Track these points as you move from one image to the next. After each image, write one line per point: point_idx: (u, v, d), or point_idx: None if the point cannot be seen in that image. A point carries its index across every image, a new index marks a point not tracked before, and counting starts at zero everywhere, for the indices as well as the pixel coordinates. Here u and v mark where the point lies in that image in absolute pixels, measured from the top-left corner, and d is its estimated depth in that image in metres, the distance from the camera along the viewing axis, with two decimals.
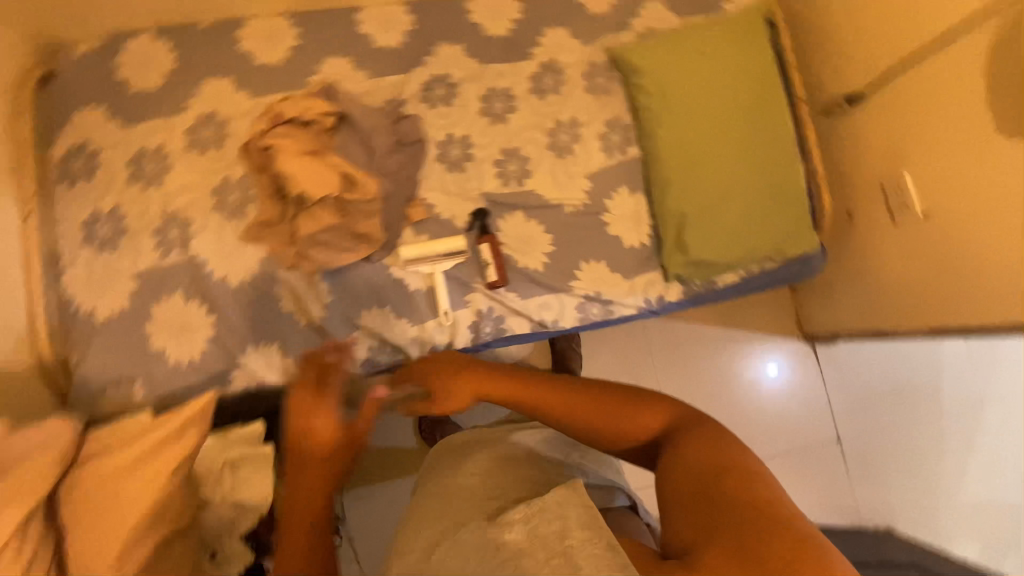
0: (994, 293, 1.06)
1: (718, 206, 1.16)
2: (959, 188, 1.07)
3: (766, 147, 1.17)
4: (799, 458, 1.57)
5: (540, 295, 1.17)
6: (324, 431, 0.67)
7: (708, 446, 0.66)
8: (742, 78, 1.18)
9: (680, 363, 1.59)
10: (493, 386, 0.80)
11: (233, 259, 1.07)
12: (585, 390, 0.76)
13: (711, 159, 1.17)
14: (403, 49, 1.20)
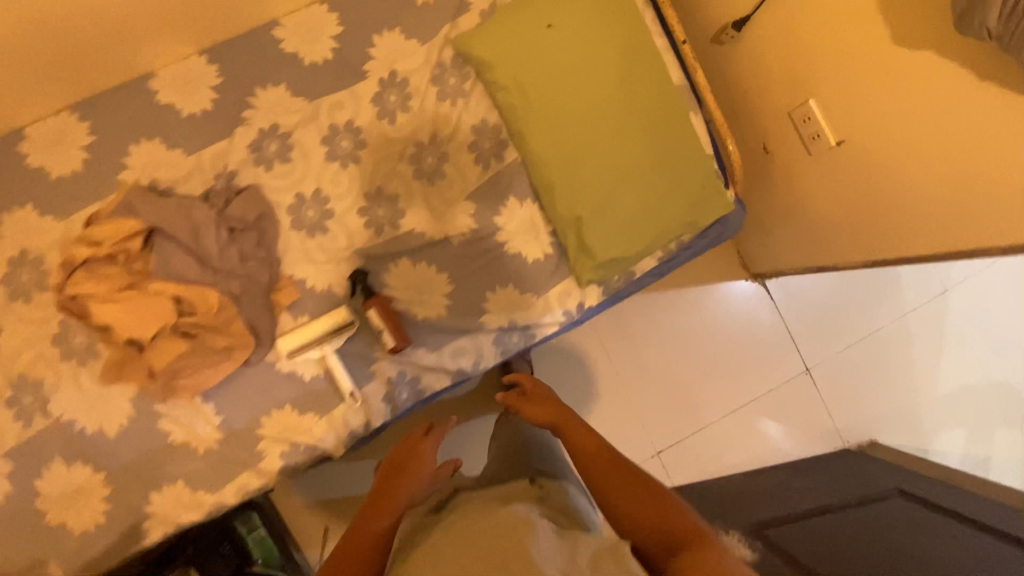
0: (926, 217, 0.96)
1: (615, 194, 1.04)
2: (872, 102, 0.93)
3: (644, 118, 1.04)
4: (776, 402, 1.52)
5: (450, 343, 1.06)
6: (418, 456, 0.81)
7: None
8: (598, 45, 1.03)
9: (639, 340, 1.50)
10: (569, 425, 0.82)
11: (102, 404, 0.96)
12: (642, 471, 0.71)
13: (595, 146, 1.03)
14: (215, 109, 1.02)
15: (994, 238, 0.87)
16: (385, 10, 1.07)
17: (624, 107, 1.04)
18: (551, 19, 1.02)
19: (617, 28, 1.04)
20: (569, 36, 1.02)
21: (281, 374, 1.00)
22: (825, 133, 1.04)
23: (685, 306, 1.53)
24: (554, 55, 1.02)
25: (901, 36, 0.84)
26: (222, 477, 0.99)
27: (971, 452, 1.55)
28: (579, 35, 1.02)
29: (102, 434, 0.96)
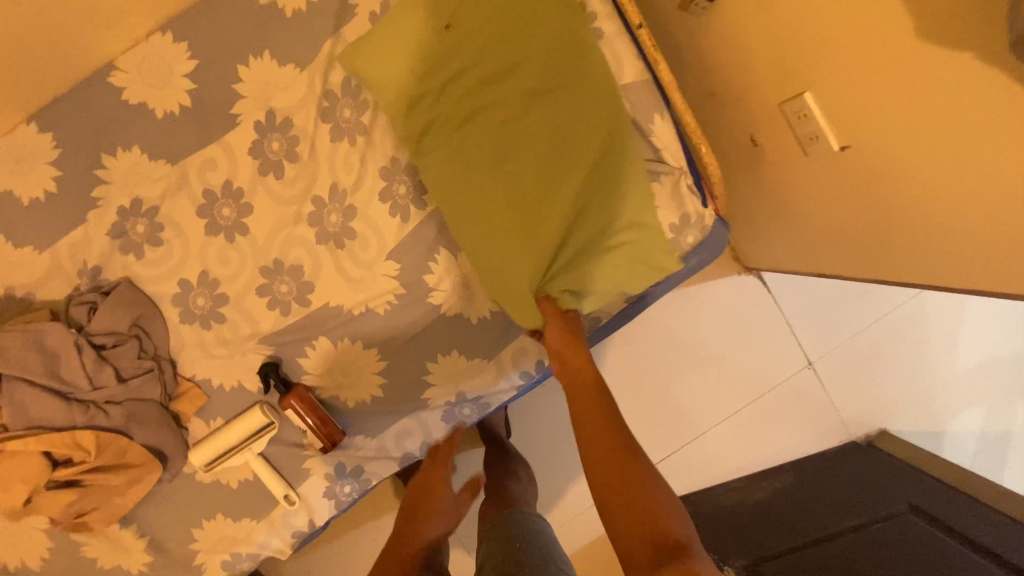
0: (952, 246, 0.75)
1: (548, 225, 0.80)
2: (885, 105, 0.69)
3: (579, 121, 0.80)
4: (777, 401, 1.39)
5: (391, 427, 0.92)
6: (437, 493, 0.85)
7: None
8: (514, 41, 0.80)
9: (624, 351, 1.39)
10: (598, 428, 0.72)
11: (15, 538, 0.88)
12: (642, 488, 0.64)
13: (507, 173, 0.81)
14: (60, 189, 0.83)
15: None
16: (246, 30, 0.83)
17: (552, 110, 0.80)
18: (453, 17, 0.81)
19: (540, 18, 0.81)
20: (475, 34, 0.81)
21: (203, 485, 0.89)
22: (825, 135, 0.81)
23: (670, 306, 1.38)
24: (459, 61, 0.81)
25: (923, 27, 0.59)
26: None
27: (992, 431, 1.42)
28: (489, 31, 0.80)
29: (22, 571, 0.88)
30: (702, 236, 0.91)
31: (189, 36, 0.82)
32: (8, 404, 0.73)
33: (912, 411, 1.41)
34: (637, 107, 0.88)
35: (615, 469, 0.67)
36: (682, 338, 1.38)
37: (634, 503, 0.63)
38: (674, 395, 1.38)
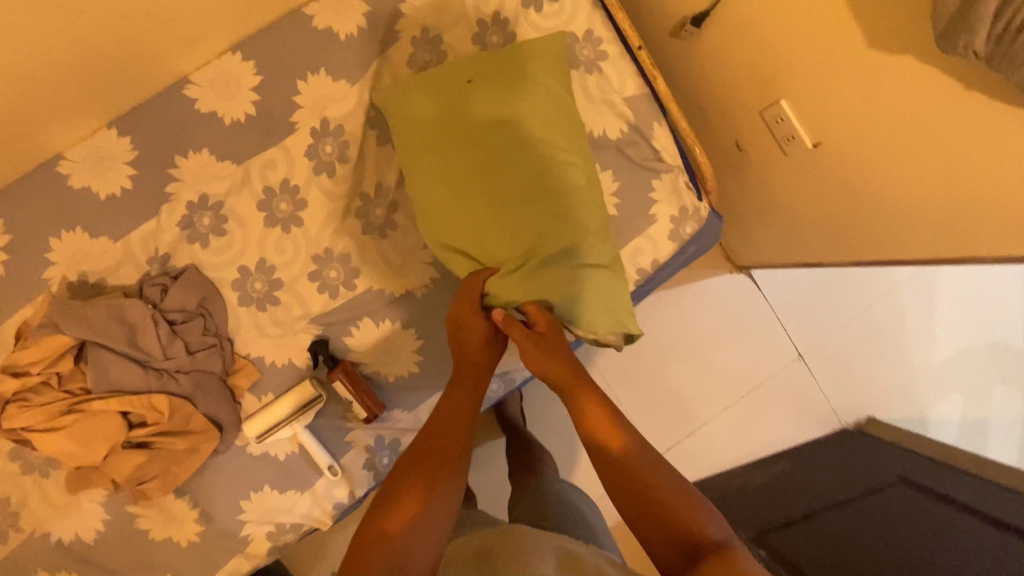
0: (912, 220, 0.89)
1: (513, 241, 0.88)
2: (848, 104, 0.84)
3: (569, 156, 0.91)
4: (771, 391, 1.50)
5: (427, 401, 1.01)
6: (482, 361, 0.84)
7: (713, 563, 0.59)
8: (531, 84, 0.92)
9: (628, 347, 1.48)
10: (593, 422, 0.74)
11: (74, 511, 0.93)
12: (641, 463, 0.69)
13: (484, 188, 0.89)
14: (136, 186, 0.94)
15: (988, 245, 0.80)
16: (306, 50, 0.96)
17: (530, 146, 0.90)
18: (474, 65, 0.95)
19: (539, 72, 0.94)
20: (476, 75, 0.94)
21: (252, 458, 0.96)
22: (800, 134, 0.96)
23: (670, 305, 1.49)
24: (471, 98, 0.92)
25: (873, 38, 0.75)
26: (209, 567, 0.96)
27: (971, 417, 1.53)
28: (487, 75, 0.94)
29: (78, 544, 0.93)
30: (698, 226, 1.05)
31: (256, 55, 0.95)
32: (92, 369, 0.81)
33: (898, 400, 1.51)
34: (639, 115, 1.03)
35: (642, 479, 0.68)
36: (681, 334, 1.49)
37: (665, 507, 0.65)
38: (677, 387, 1.48)
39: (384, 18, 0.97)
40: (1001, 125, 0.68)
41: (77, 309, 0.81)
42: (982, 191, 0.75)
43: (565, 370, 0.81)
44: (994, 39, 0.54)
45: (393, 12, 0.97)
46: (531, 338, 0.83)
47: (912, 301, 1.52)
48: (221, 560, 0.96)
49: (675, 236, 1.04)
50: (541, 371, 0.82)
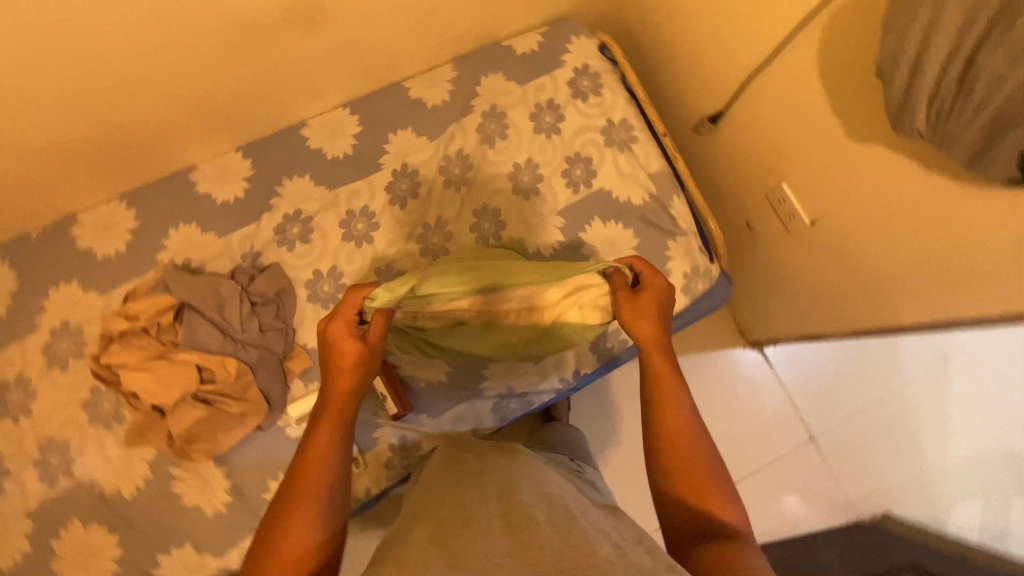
0: (898, 288, 1.01)
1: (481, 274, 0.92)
2: (837, 186, 1.01)
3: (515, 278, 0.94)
4: (782, 472, 1.51)
5: (452, 409, 1.12)
6: (348, 362, 0.77)
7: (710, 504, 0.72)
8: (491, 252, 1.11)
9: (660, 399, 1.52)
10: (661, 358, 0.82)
11: (123, 467, 1.01)
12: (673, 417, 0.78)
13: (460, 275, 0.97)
14: (246, 196, 1.15)
15: (965, 311, 0.92)
16: (399, 110, 1.21)
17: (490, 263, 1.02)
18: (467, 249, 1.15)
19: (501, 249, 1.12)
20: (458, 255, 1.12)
21: (290, 440, 1.04)
22: (800, 212, 1.12)
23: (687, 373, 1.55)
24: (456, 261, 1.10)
25: (853, 132, 0.93)
26: (227, 541, 1.01)
27: (991, 527, 1.49)
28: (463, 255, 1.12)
29: (117, 498, 1.00)
30: (709, 284, 1.18)
31: (360, 111, 1.21)
32: (184, 326, 0.97)
33: (911, 497, 1.51)
34: (662, 187, 1.21)
35: (688, 470, 0.75)
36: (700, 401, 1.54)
37: (700, 492, 0.73)
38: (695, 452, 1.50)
39: (463, 95, 1.23)
40: (955, 200, 0.82)
41: (186, 278, 1.00)
42: (951, 257, 0.88)
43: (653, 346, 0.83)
44: (933, 118, 0.70)
45: (470, 92, 1.24)
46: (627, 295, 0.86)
47: (924, 399, 1.56)
48: (240, 535, 1.02)
49: (688, 291, 1.18)
50: (634, 330, 0.84)
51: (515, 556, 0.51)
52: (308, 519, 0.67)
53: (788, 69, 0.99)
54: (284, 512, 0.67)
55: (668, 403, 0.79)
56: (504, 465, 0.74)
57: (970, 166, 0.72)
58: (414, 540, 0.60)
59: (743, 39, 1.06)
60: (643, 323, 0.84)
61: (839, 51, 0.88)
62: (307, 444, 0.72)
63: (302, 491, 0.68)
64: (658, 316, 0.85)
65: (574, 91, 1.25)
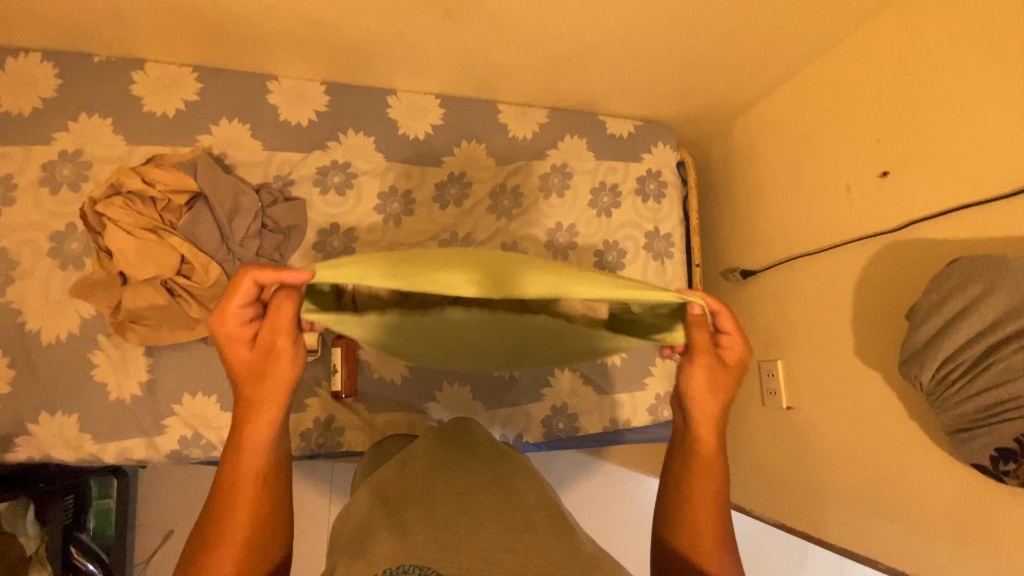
0: (834, 507, 1.04)
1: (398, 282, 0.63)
2: (824, 388, 1.06)
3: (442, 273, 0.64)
4: None
5: (389, 411, 1.10)
6: (263, 356, 0.62)
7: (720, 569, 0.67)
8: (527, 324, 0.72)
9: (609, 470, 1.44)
10: (719, 415, 0.73)
11: (57, 312, 0.96)
12: (711, 473, 0.72)
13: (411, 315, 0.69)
14: (309, 126, 1.15)
15: (884, 554, 0.95)
16: (482, 124, 1.25)
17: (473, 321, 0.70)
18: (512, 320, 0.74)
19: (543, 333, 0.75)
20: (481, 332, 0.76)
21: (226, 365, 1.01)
22: (780, 393, 1.16)
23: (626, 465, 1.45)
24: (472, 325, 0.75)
25: (859, 352, 0.98)
26: (115, 431, 0.96)
27: None
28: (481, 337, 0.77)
29: (33, 338, 0.95)
30: (673, 414, 1.22)
31: (449, 108, 1.24)
32: (190, 214, 0.96)
33: None
34: None
35: (702, 547, 0.68)
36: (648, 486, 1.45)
37: (700, 553, 0.68)
38: (633, 531, 1.43)
39: (544, 142, 1.28)
40: (922, 457, 0.87)
41: (217, 173, 0.98)
42: (892, 504, 0.92)
43: (714, 423, 0.74)
44: (936, 378, 0.76)
45: (551, 143, 1.28)
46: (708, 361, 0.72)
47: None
48: (131, 432, 0.96)
49: (652, 412, 1.20)
50: (691, 387, 0.73)
51: (521, 553, 0.47)
52: (236, 563, 0.57)
53: (830, 268, 1.05)
54: (205, 574, 0.56)
55: (711, 480, 0.72)
56: (493, 461, 0.64)
57: (948, 434, 0.78)
58: (415, 515, 0.53)
59: (805, 222, 1.12)
60: (714, 390, 0.73)
61: (880, 277, 0.95)
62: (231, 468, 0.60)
63: (225, 534, 0.58)
64: (711, 378, 0.73)
65: (639, 189, 1.30)
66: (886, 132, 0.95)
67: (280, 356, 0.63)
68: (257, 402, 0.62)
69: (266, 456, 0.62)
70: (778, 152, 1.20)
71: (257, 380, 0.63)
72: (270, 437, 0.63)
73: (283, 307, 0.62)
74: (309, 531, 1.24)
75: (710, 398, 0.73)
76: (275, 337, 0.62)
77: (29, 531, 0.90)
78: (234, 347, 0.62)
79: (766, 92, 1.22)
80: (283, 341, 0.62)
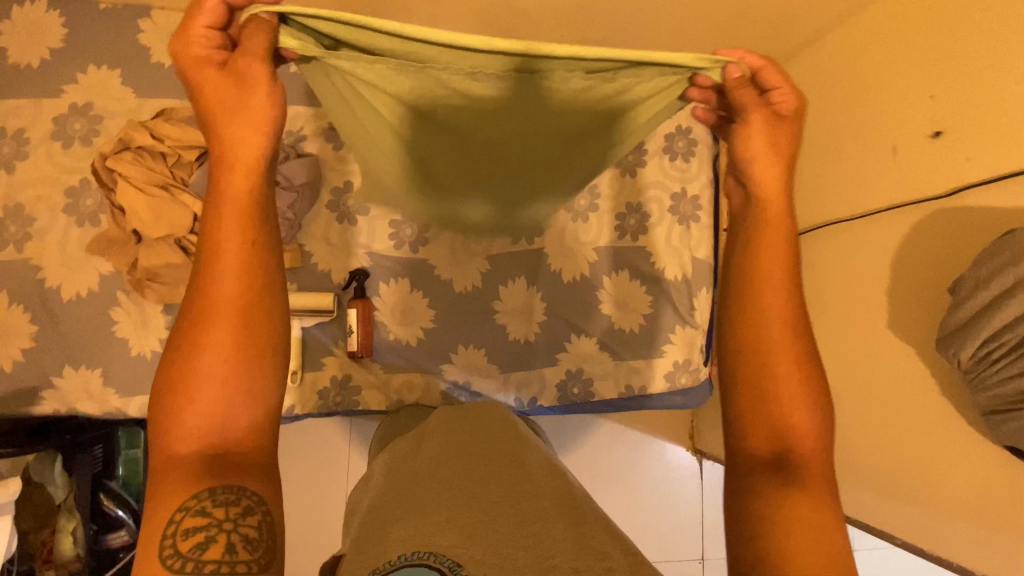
0: (852, 480, 1.02)
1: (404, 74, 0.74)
2: (851, 361, 1.02)
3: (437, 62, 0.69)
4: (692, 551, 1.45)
5: (404, 372, 1.09)
6: (238, 107, 0.53)
7: (800, 394, 0.57)
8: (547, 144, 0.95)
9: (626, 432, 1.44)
10: (778, 206, 0.63)
11: (76, 268, 0.97)
12: (781, 289, 0.61)
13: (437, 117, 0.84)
14: None
15: (902, 528, 0.93)
16: None
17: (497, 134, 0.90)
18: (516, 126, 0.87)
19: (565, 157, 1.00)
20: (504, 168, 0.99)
21: None
22: None
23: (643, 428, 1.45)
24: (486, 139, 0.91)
25: (892, 326, 0.93)
26: (138, 385, 0.98)
27: None
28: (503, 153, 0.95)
29: (55, 294, 0.96)
30: (691, 381, 1.19)
31: None
32: (202, 170, 0.92)
33: None
34: (696, 275, 1.21)
35: (776, 366, 0.58)
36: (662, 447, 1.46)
37: (774, 375, 0.58)
38: (646, 488, 1.45)
39: None
40: (950, 435, 0.84)
41: None
42: (914, 480, 0.90)
43: (780, 212, 0.63)
44: (976, 357, 0.71)
45: None
46: (766, 124, 0.64)
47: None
48: (154, 387, 0.99)
49: (669, 379, 1.18)
50: (744, 165, 0.64)
51: (532, 549, 0.46)
52: (219, 347, 0.49)
53: (867, 235, 0.99)
54: (187, 356, 0.49)
55: (780, 289, 0.61)
56: (511, 445, 0.63)
57: (983, 415, 0.75)
58: (432, 501, 0.52)
59: (843, 186, 1.05)
60: (772, 163, 0.63)
61: (921, 246, 0.89)
62: (197, 298, 0.50)
63: (208, 311, 0.50)
64: (770, 146, 0.64)
65: (666, 147, 1.23)
66: (943, 88, 0.86)
67: (256, 87, 0.53)
68: (235, 159, 0.53)
69: (251, 224, 0.52)
70: (818, 109, 1.12)
71: (227, 171, 0.53)
72: (247, 242, 0.51)
73: (255, 34, 0.54)
74: (329, 484, 1.27)
75: (767, 170, 0.63)
76: (249, 77, 0.53)
77: (57, 479, 0.96)
78: (202, 85, 0.53)
79: (810, 41, 1.12)
80: (261, 82, 0.54)
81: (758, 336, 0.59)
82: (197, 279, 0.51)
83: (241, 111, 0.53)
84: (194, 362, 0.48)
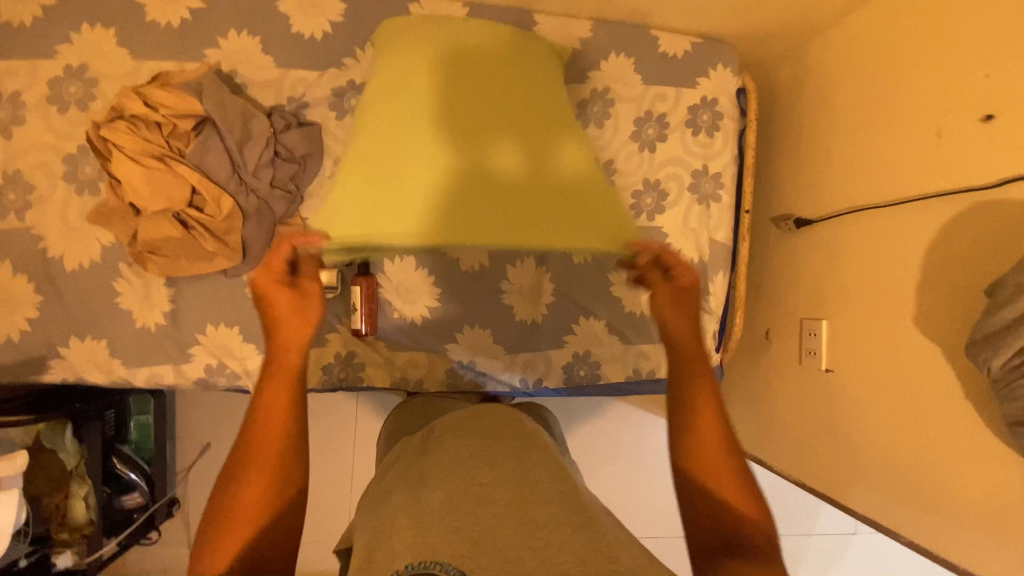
0: (861, 475, 1.00)
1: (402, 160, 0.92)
2: (870, 356, 0.98)
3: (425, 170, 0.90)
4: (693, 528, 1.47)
5: (408, 350, 1.08)
6: (295, 319, 0.70)
7: (730, 480, 0.68)
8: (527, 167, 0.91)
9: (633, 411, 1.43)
10: (694, 341, 0.79)
11: (78, 238, 0.96)
12: (704, 401, 0.73)
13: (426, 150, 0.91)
14: (323, 40, 1.03)
15: (908, 526, 0.92)
16: None
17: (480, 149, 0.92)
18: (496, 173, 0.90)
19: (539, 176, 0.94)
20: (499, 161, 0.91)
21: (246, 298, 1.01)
22: (819, 354, 1.09)
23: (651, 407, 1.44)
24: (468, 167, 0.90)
25: (918, 323, 0.88)
26: (143, 356, 0.98)
27: None
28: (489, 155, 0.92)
29: (58, 264, 0.96)
30: None
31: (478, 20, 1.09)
32: (198, 140, 0.90)
33: None
34: (713, 258, 1.16)
35: (708, 459, 0.69)
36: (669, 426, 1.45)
37: (704, 465, 0.69)
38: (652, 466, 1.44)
39: (584, 62, 1.13)
40: (969, 441, 0.81)
41: (223, 95, 0.91)
42: (925, 482, 0.88)
43: (693, 338, 0.79)
44: (1007, 367, 0.67)
45: (592, 63, 1.13)
46: (667, 290, 0.81)
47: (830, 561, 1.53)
48: (158, 359, 0.99)
49: None
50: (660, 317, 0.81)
51: (540, 552, 0.47)
52: (258, 497, 0.60)
53: (899, 224, 0.93)
54: (228, 509, 0.59)
55: (705, 401, 0.73)
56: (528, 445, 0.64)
57: (1006, 424, 0.71)
58: (437, 505, 0.53)
59: (878, 169, 0.98)
60: (681, 317, 0.80)
61: (959, 241, 0.83)
62: (246, 451, 0.62)
63: (253, 465, 0.61)
64: (688, 291, 0.81)
65: (689, 120, 1.16)
66: (1000, 63, 0.78)
67: (312, 302, 0.71)
68: (289, 347, 0.69)
69: (294, 403, 0.66)
70: (857, 82, 1.03)
71: (278, 363, 0.69)
72: (287, 416, 0.66)
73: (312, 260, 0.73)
74: (336, 453, 1.29)
75: (675, 321, 0.80)
76: (304, 300, 0.71)
77: (69, 449, 0.96)
78: (271, 292, 0.70)
79: (855, 5, 1.02)
80: (314, 297, 0.72)
81: (690, 436, 0.71)
82: (246, 440, 0.63)
83: (298, 312, 0.70)
84: (235, 510, 0.58)
